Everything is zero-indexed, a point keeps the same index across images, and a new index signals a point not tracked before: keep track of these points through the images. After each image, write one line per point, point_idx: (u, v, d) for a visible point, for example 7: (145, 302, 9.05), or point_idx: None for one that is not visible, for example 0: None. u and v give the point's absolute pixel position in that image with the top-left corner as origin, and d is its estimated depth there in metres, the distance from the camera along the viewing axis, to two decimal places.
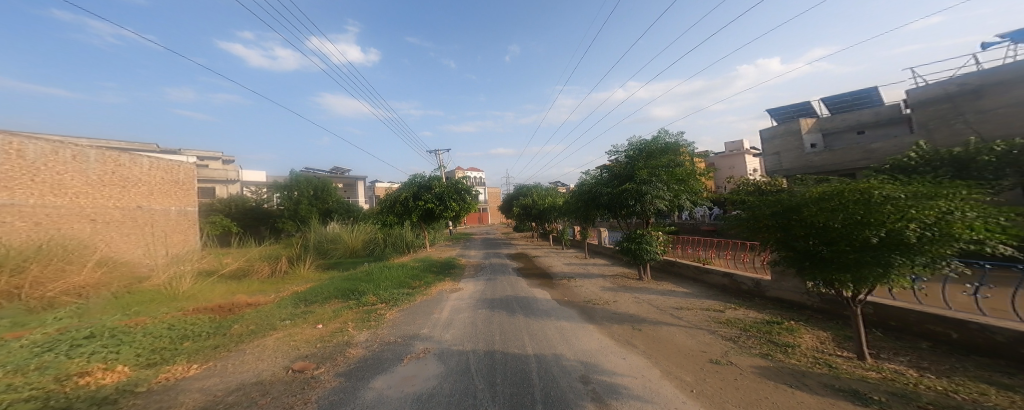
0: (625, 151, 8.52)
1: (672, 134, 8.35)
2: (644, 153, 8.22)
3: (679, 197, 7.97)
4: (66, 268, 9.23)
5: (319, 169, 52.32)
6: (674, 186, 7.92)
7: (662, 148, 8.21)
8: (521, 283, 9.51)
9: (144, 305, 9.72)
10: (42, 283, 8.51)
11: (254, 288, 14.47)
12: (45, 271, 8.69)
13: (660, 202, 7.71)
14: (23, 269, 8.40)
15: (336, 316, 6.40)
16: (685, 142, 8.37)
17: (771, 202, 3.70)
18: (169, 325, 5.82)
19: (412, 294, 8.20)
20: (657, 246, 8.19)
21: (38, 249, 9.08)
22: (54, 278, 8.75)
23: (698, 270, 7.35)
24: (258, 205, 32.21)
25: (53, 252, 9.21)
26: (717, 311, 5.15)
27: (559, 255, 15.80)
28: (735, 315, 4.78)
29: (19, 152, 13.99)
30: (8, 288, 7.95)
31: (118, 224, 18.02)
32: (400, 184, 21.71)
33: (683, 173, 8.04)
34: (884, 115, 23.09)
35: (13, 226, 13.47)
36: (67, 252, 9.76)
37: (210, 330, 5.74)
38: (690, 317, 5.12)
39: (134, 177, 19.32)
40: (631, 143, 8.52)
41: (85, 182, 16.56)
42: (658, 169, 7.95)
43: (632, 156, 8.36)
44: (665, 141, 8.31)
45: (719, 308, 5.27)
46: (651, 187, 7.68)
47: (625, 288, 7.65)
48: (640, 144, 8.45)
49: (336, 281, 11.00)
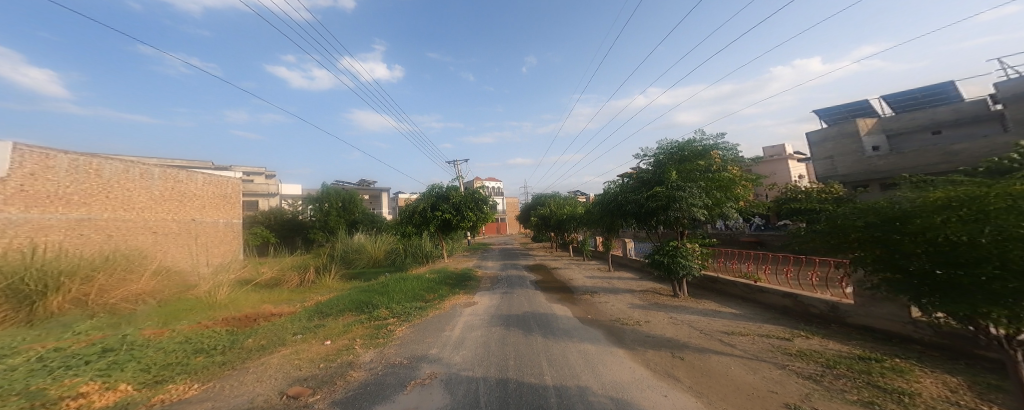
0: (656, 154, 7.71)
1: (711, 136, 7.46)
2: (678, 156, 7.37)
3: (720, 205, 6.99)
4: (127, 277, 9.77)
5: (348, 182, 54.47)
6: (714, 193, 6.97)
7: (699, 150, 7.32)
8: (540, 297, 8.83)
9: (181, 313, 9.98)
10: (106, 291, 8.96)
11: (283, 297, 14.84)
12: (109, 280, 9.13)
13: (697, 211, 6.77)
14: (91, 278, 8.81)
15: (345, 332, 6.05)
16: (727, 144, 7.44)
17: (865, 210, 3.06)
18: (187, 337, 5.67)
19: (425, 308, 7.77)
20: (693, 259, 7.27)
21: (105, 259, 9.66)
22: (115, 286, 9.18)
23: (747, 287, 6.41)
24: (293, 217, 33.74)
25: (117, 262, 9.79)
26: (783, 338, 4.28)
27: (582, 267, 14.97)
28: (809, 346, 3.97)
29: (97, 171, 15.25)
30: (78, 295, 8.35)
31: (174, 235, 19.29)
32: (421, 195, 21.72)
33: (725, 179, 7.09)
34: (964, 113, 20.49)
35: (89, 238, 14.64)
36: (128, 262, 10.34)
37: (224, 343, 5.50)
38: (745, 345, 4.26)
39: (189, 192, 20.64)
40: (663, 146, 7.70)
41: (149, 198, 17.80)
42: (695, 174, 7.07)
43: (664, 160, 7.53)
44: (704, 143, 7.42)
45: (785, 335, 4.37)
46: (687, 193, 6.76)
47: (659, 306, 6.79)
48: (673, 147, 7.60)
49: (354, 292, 10.83)
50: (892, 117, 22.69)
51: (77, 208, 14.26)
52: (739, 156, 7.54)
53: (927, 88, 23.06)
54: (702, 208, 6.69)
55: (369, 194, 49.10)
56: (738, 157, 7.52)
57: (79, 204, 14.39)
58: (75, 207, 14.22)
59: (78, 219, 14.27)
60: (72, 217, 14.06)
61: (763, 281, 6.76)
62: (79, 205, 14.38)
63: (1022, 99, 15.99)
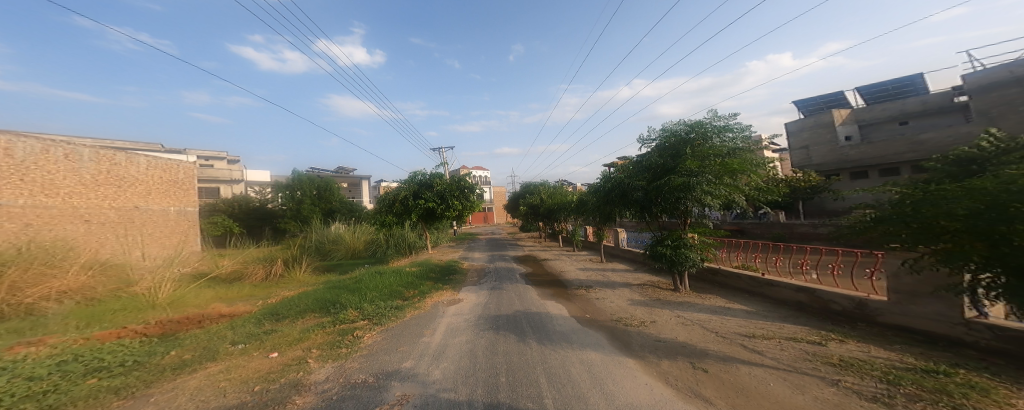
0: (660, 138, 7.06)
1: (723, 116, 6.80)
2: (686, 139, 6.72)
3: (732, 192, 6.39)
4: (49, 272, 8.53)
5: (324, 169, 51.81)
6: (725, 179, 6.35)
7: (707, 133, 6.66)
8: (531, 293, 8.10)
9: (113, 316, 8.72)
10: (21, 289, 7.83)
11: (243, 293, 13.49)
12: (25, 276, 7.99)
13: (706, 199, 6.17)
14: (1, 275, 7.73)
15: (299, 340, 5.08)
16: (740, 125, 6.80)
17: (960, 195, 2.35)
18: (97, 352, 4.72)
19: (402, 307, 6.91)
20: (696, 251, 6.73)
21: (20, 252, 8.34)
22: (33, 283, 8.03)
23: (753, 281, 5.93)
24: (261, 206, 31.53)
25: (37, 256, 8.48)
26: (818, 344, 3.63)
27: (571, 258, 14.41)
28: (850, 352, 3.34)
29: (7, 151, 13.17)
30: None
31: (115, 225, 17.30)
32: (398, 183, 20.46)
33: (738, 163, 6.47)
34: (931, 104, 21.15)
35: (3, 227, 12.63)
36: (48, 254, 8.86)
37: (136, 360, 4.55)
38: (775, 352, 3.62)
39: (130, 176, 18.56)
40: (670, 128, 7.03)
41: (78, 182, 15.77)
42: (704, 159, 6.42)
43: (670, 143, 6.87)
44: (714, 124, 6.78)
45: (818, 339, 3.74)
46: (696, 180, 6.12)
47: (662, 302, 6.18)
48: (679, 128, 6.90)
49: (325, 288, 9.83)
50: (864, 108, 23.19)
51: None
52: (752, 138, 6.88)
53: (899, 80, 23.71)
54: (712, 196, 6.08)
55: (346, 182, 46.76)
56: (751, 140, 6.87)
57: None
58: None
59: None
60: None
61: (767, 273, 6.37)
62: None
63: (986, 90, 16.45)
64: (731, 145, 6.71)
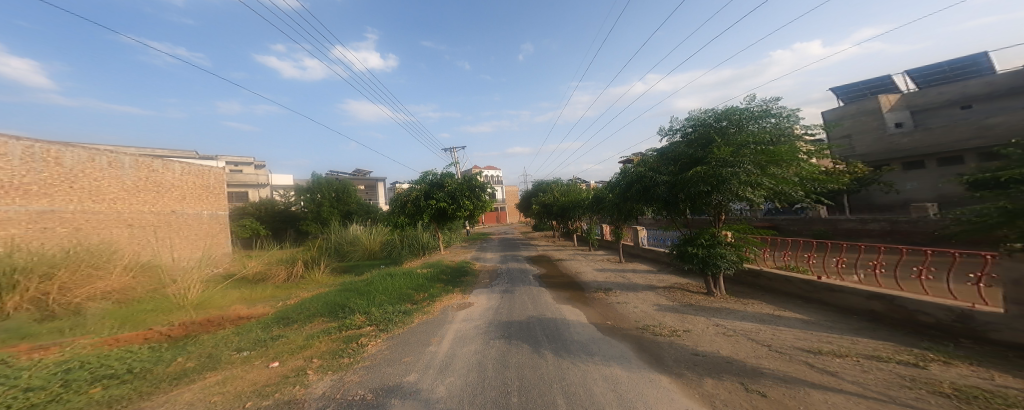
0: (688, 128, 6.37)
1: (766, 99, 6.02)
2: (724, 126, 5.96)
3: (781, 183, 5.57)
4: (94, 273, 8.93)
5: (342, 173, 53.09)
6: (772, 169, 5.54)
7: (744, 119, 5.94)
8: (545, 297, 7.59)
9: (146, 315, 8.92)
10: (69, 290, 8.19)
11: (265, 295, 13.69)
12: (73, 277, 8.39)
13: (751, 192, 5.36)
14: (52, 276, 8.03)
15: (301, 349, 4.76)
16: (786, 109, 6.02)
17: None
18: (117, 354, 4.62)
19: (409, 313, 6.66)
20: (734, 251, 5.98)
21: (66, 254, 8.69)
22: (80, 284, 8.43)
23: (808, 285, 5.21)
24: (284, 208, 32.51)
25: (81, 258, 8.84)
26: (916, 366, 3.00)
27: (588, 258, 13.79)
28: (966, 380, 2.68)
29: (58, 159, 13.77)
30: (38, 294, 7.66)
31: (154, 228, 18.06)
32: (411, 183, 20.32)
33: (786, 150, 5.66)
34: (998, 85, 19.09)
35: (55, 232, 13.37)
36: (94, 257, 9.27)
37: (149, 363, 4.32)
38: (857, 374, 2.97)
39: (167, 182, 19.32)
40: (704, 113, 6.27)
41: (121, 188, 16.50)
42: (743, 147, 5.66)
43: (706, 131, 6.12)
44: (756, 108, 6.01)
45: (914, 361, 3.08)
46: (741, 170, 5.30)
47: (694, 308, 5.51)
48: (711, 116, 6.18)
49: (335, 291, 9.72)
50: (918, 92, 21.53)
51: (38, 200, 12.87)
52: (798, 124, 6.09)
53: (958, 60, 21.61)
54: (760, 187, 5.27)
55: (363, 184, 47.64)
56: (797, 126, 6.07)
57: (40, 195, 13.02)
58: (36, 198, 12.80)
59: (39, 211, 12.88)
60: (33, 209, 12.69)
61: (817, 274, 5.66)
62: (40, 197, 12.96)
63: None
64: (776, 132, 5.93)
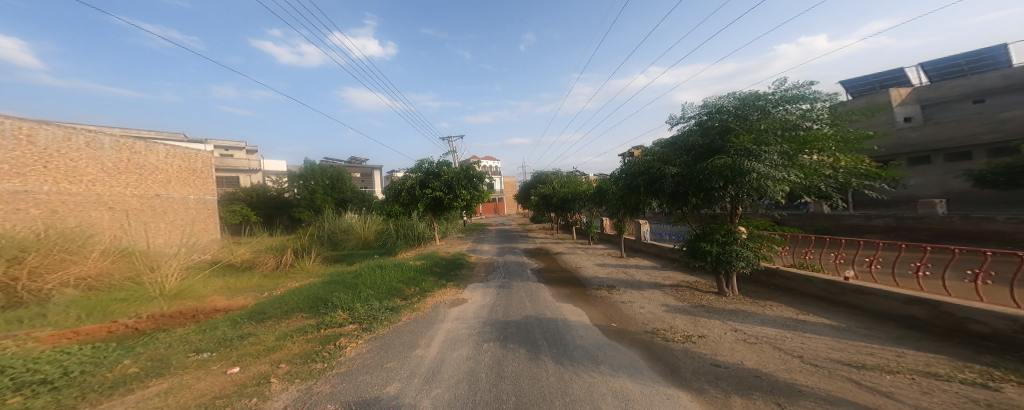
0: (703, 116, 5.86)
1: (796, 84, 5.42)
2: (749, 113, 5.38)
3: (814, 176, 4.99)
4: (67, 258, 8.33)
5: (338, 160, 52.18)
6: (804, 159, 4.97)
7: (766, 106, 5.39)
8: (544, 294, 7.11)
9: (123, 302, 8.42)
10: (40, 275, 7.58)
11: (252, 284, 13.18)
12: (45, 261, 7.78)
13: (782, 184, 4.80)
14: (20, 260, 7.42)
15: (269, 350, 4.23)
16: (817, 95, 5.45)
17: None
18: (65, 351, 4.10)
19: (396, 310, 6.17)
20: (751, 249, 5.49)
21: (37, 237, 8.07)
22: (53, 269, 7.84)
23: (833, 286, 4.74)
24: (277, 195, 31.76)
25: (54, 241, 8.22)
26: (983, 385, 2.52)
27: (588, 252, 13.33)
28: None
29: (30, 138, 13.06)
30: (5, 279, 7.00)
31: (136, 212, 17.38)
32: (407, 170, 19.67)
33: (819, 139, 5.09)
34: (1014, 80, 18.62)
35: (29, 214, 12.68)
36: (69, 242, 8.63)
37: (96, 362, 3.81)
38: (916, 395, 2.48)
39: (151, 165, 18.57)
40: (725, 100, 5.71)
41: (100, 169, 15.76)
42: (767, 137, 5.12)
43: (728, 118, 5.54)
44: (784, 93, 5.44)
45: (979, 378, 2.60)
46: (771, 160, 4.72)
47: (706, 309, 5.03)
48: (730, 103, 5.64)
49: (322, 283, 9.23)
50: (931, 85, 21.17)
51: (9, 179, 12.23)
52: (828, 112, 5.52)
53: (973, 53, 21.12)
54: (791, 180, 4.70)
55: (359, 172, 46.78)
56: (827, 114, 5.51)
57: (12, 174, 12.33)
58: (6, 178, 12.14)
59: (10, 191, 12.22)
60: (4, 189, 12.05)
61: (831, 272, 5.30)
62: (12, 176, 12.34)
63: None
64: (804, 120, 5.37)
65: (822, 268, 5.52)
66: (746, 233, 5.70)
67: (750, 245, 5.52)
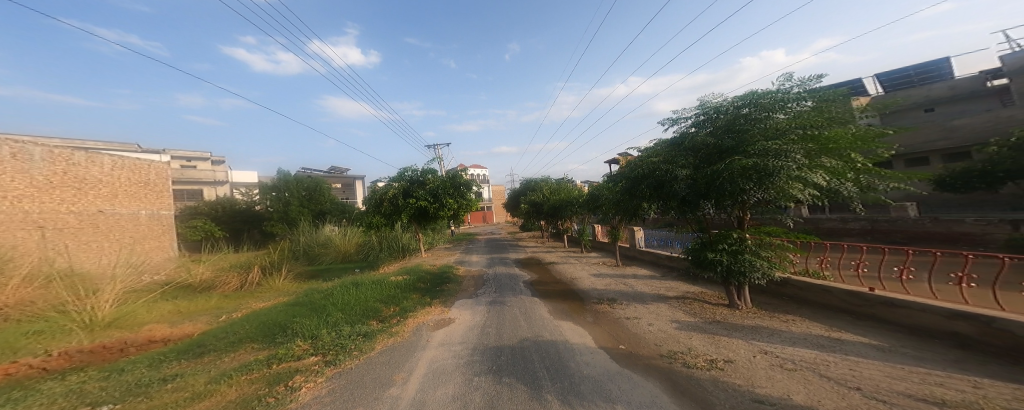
0: (713, 114, 5.31)
1: (809, 76, 4.86)
2: (762, 110, 4.85)
3: (840, 178, 4.40)
4: None
5: (316, 170, 50.14)
6: (828, 159, 4.40)
7: (785, 103, 4.82)
8: (539, 310, 6.41)
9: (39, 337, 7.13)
10: None
11: (209, 306, 11.85)
12: None
13: (809, 187, 4.20)
14: None
15: (195, 399, 3.32)
16: (835, 90, 4.90)
17: None
18: None
19: (370, 335, 5.31)
20: (766, 257, 4.84)
21: None
22: None
23: (857, 298, 4.21)
24: (247, 208, 29.82)
25: None
26: None
27: (579, 261, 12.77)
28: None
29: None
30: None
31: (74, 230, 15.57)
32: (386, 179, 18.65)
33: (845, 137, 4.50)
34: (961, 89, 19.83)
35: None
36: None
37: None
38: None
39: (92, 178, 16.81)
40: (734, 98, 5.21)
41: (29, 184, 14.04)
42: (789, 134, 4.53)
43: (740, 116, 5.01)
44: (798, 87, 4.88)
45: None
46: (798, 159, 4.13)
47: (725, 326, 4.47)
48: (742, 100, 5.09)
49: (289, 304, 8.21)
50: (887, 94, 22.11)
51: None
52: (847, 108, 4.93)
53: (922, 65, 22.52)
54: (819, 182, 4.12)
55: (340, 183, 44.99)
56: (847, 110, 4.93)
57: None
58: None
59: None
60: None
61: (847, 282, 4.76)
62: None
63: None
64: (825, 117, 4.75)
65: (827, 275, 5.10)
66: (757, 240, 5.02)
67: (761, 253, 4.87)
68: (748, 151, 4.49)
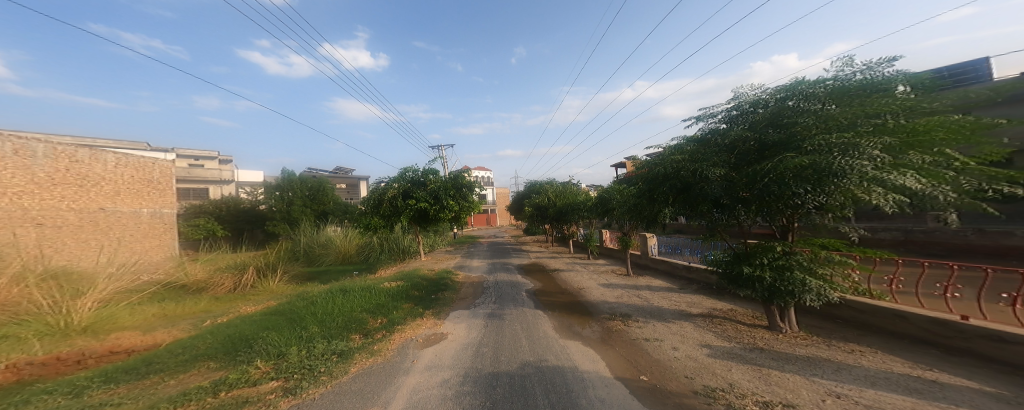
0: (754, 108, 4.38)
1: (879, 59, 3.78)
2: (814, 100, 3.89)
3: (934, 179, 3.25)
4: None
5: (322, 171, 50.11)
6: (918, 153, 3.26)
7: (853, 88, 3.74)
8: (544, 327, 5.59)
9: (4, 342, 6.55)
10: None
11: (197, 309, 11.26)
12: None
13: (892, 192, 3.11)
14: None
15: None
16: (919, 72, 3.76)
17: None
18: None
19: (348, 353, 4.57)
20: (821, 274, 3.76)
21: None
22: None
23: (943, 328, 3.30)
24: (251, 207, 29.56)
25: None
26: None
27: (587, 269, 11.89)
28: None
29: None
30: None
31: (73, 228, 15.25)
32: (389, 179, 18.01)
33: (946, 125, 3.27)
34: None
35: None
36: None
37: None
38: None
39: (95, 175, 16.52)
40: (776, 90, 4.33)
41: (30, 181, 13.77)
42: (859, 125, 3.45)
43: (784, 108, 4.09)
44: (864, 69, 3.78)
45: None
46: (876, 155, 3.08)
47: (772, 355, 3.59)
48: (791, 89, 4.11)
49: (274, 310, 7.53)
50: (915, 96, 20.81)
51: None
52: (938, 94, 3.73)
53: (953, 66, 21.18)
54: (909, 184, 2.99)
55: (345, 183, 44.72)
56: (941, 96, 3.72)
57: None
58: None
59: None
60: None
61: (920, 305, 3.84)
62: None
63: None
64: (910, 105, 3.49)
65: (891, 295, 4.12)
66: (811, 254, 3.89)
67: (816, 270, 3.78)
68: (802, 146, 3.51)
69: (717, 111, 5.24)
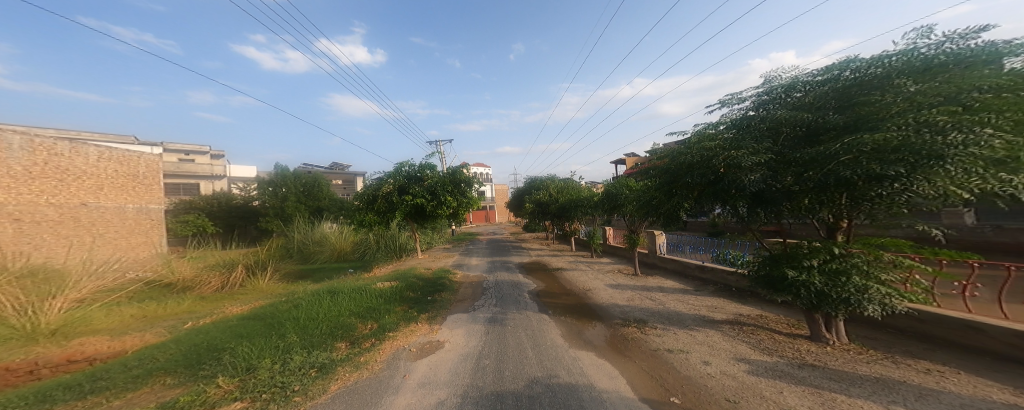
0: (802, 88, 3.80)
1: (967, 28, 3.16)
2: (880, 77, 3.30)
3: None
4: None
5: (318, 167, 49.24)
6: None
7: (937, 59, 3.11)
8: (551, 334, 5.02)
9: None
10: None
11: (180, 310, 10.62)
12: None
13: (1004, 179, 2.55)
14: None
15: None
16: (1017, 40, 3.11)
17: None
18: None
19: (329, 366, 3.99)
20: (888, 280, 3.18)
21: None
22: None
23: None
24: (243, 203, 28.80)
25: None
26: None
27: (591, 268, 11.34)
28: None
29: None
30: None
31: (53, 224, 14.52)
32: (384, 173, 17.35)
33: None
34: None
35: None
36: None
37: None
38: None
39: (77, 169, 15.75)
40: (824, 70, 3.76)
41: (5, 174, 13.05)
42: (952, 102, 2.86)
43: (837, 88, 3.53)
44: (941, 41, 3.20)
45: None
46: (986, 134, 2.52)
47: (828, 374, 3.03)
48: (847, 65, 3.53)
49: (257, 312, 6.91)
50: None
51: None
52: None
53: None
54: None
55: (340, 179, 43.89)
56: None
57: None
58: None
59: None
60: None
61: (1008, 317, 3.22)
62: None
63: None
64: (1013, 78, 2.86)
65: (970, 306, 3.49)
66: (874, 256, 3.31)
67: (879, 275, 3.21)
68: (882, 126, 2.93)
69: (745, 97, 4.66)
